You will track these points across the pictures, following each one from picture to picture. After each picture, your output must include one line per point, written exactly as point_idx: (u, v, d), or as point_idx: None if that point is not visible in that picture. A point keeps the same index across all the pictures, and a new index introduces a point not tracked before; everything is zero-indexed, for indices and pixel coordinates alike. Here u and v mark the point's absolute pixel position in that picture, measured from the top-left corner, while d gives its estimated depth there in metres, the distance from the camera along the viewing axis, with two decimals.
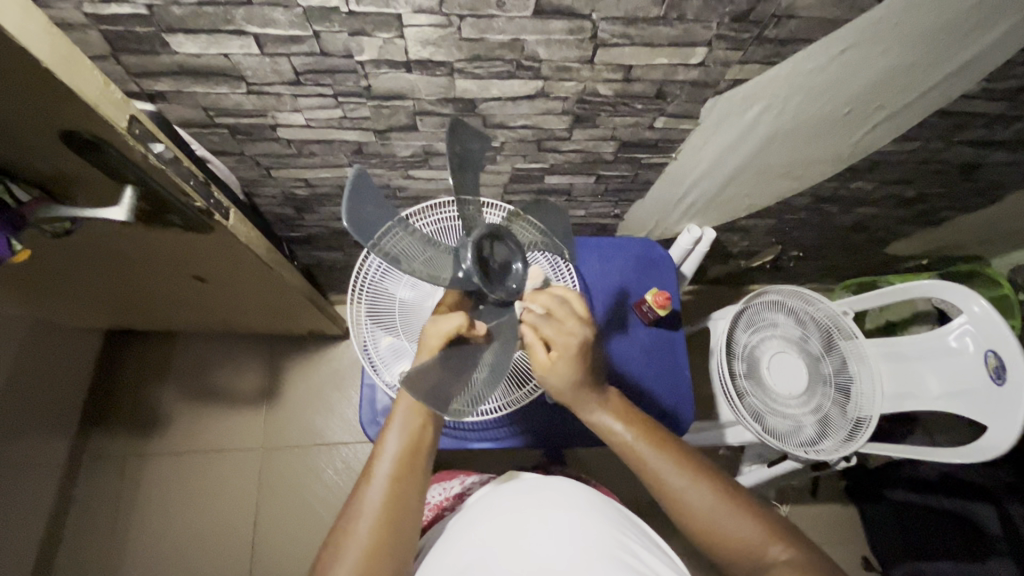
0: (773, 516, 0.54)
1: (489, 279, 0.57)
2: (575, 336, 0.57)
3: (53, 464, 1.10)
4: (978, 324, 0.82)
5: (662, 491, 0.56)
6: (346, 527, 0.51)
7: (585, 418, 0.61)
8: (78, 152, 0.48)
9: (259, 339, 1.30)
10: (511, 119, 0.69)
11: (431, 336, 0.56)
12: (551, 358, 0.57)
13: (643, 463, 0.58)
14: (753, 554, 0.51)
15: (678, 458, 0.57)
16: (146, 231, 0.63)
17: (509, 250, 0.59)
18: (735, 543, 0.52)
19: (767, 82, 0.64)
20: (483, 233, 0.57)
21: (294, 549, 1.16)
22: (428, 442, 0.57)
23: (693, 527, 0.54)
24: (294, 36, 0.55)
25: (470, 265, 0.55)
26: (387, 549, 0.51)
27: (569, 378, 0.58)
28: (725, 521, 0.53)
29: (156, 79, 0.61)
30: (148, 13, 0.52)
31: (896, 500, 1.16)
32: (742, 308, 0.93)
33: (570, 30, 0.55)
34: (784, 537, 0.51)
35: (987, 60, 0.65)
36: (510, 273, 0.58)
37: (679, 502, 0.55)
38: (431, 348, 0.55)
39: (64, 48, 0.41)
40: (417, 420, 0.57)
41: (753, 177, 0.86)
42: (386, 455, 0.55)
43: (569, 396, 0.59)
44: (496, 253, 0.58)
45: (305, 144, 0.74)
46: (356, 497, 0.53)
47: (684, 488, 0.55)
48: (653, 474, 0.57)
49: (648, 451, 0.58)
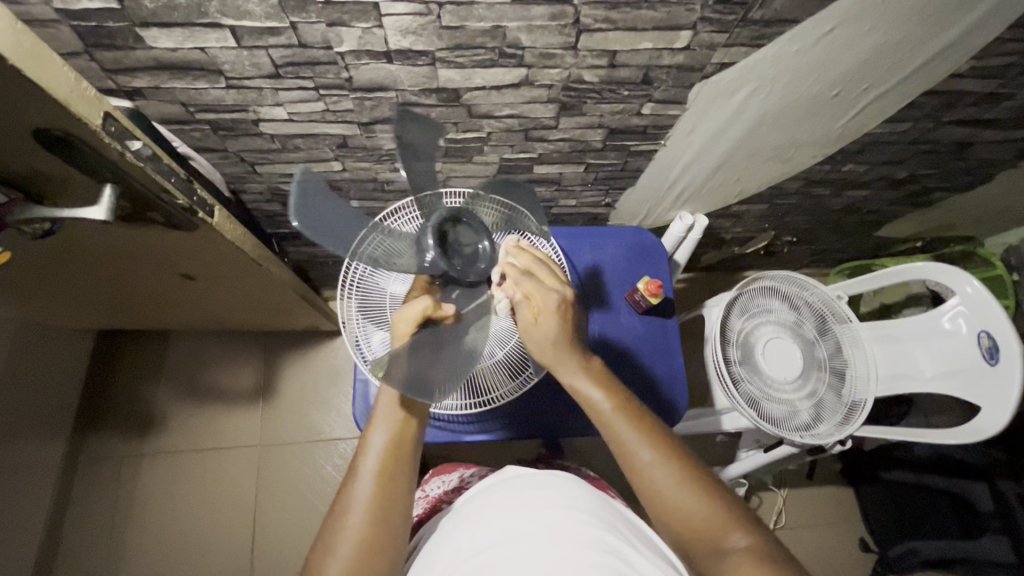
0: (738, 504, 0.53)
1: (454, 263, 0.56)
2: (555, 295, 0.57)
3: (49, 467, 1.10)
4: (971, 304, 0.82)
5: (630, 464, 0.55)
6: (337, 524, 0.51)
7: (562, 380, 0.58)
8: (54, 151, 0.47)
9: (253, 336, 1.29)
10: (496, 108, 0.68)
11: (401, 322, 0.55)
12: (533, 315, 0.57)
13: (618, 434, 0.56)
14: (712, 537, 0.50)
15: (653, 433, 0.56)
16: (129, 230, 0.62)
17: (473, 232, 0.58)
18: (695, 526, 0.51)
19: (753, 65, 0.63)
20: (443, 218, 0.57)
21: (294, 544, 1.16)
22: (414, 434, 0.57)
23: (654, 503, 0.53)
24: (271, 28, 0.54)
25: (432, 252, 0.55)
26: (379, 544, 0.50)
27: (551, 336, 0.57)
28: (689, 503, 0.52)
29: (133, 75, 0.60)
30: (120, 7, 0.51)
31: (890, 480, 1.17)
32: (737, 294, 0.93)
33: (552, 15, 0.54)
34: (746, 526, 0.50)
35: (977, 36, 0.64)
36: (477, 255, 0.57)
37: (644, 478, 0.54)
38: (404, 334, 0.55)
39: (30, 44, 0.40)
40: (401, 413, 0.57)
41: (742, 162, 0.85)
42: (373, 451, 0.55)
43: (548, 356, 0.58)
44: (460, 236, 0.57)
45: (289, 139, 0.73)
46: (344, 494, 0.53)
47: (653, 466, 0.53)
48: (624, 447, 0.55)
49: (623, 425, 0.56)
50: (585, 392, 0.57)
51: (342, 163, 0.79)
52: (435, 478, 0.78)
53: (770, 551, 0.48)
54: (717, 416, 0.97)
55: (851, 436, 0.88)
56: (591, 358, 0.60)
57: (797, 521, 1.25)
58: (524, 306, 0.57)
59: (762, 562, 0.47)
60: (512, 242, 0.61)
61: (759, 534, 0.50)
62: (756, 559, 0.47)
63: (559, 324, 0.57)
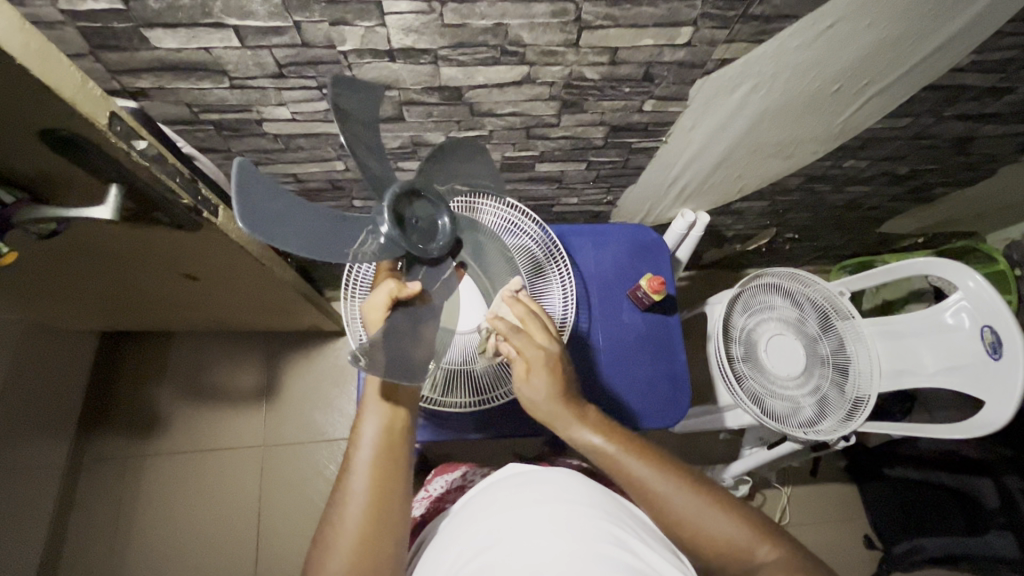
0: (758, 515, 0.53)
1: (413, 239, 0.54)
2: (545, 351, 0.60)
3: (53, 468, 1.11)
4: (974, 299, 0.82)
5: (649, 498, 0.55)
6: (336, 520, 0.51)
7: (565, 435, 0.60)
8: (60, 151, 0.48)
9: (256, 337, 1.29)
10: (497, 107, 0.68)
11: (372, 311, 0.54)
12: (526, 370, 0.59)
13: (630, 472, 0.56)
14: (742, 556, 0.51)
15: (664, 464, 0.56)
16: (134, 230, 0.63)
17: (429, 207, 0.56)
18: (723, 548, 0.51)
19: (754, 60, 0.64)
20: (397, 195, 0.53)
21: (297, 543, 1.16)
22: (404, 422, 0.57)
23: (679, 532, 0.53)
24: (275, 28, 0.54)
25: (389, 229, 0.53)
26: (379, 536, 0.51)
27: (543, 390, 0.59)
28: (714, 525, 0.52)
29: (138, 75, 0.60)
30: (125, 8, 0.51)
31: (894, 478, 1.18)
32: (738, 292, 0.93)
33: (554, 13, 0.54)
34: (771, 538, 0.51)
35: (976, 30, 0.64)
36: (435, 230, 0.56)
37: (666, 509, 0.54)
38: (377, 321, 0.54)
39: (38, 44, 0.40)
40: (388, 402, 0.57)
41: (743, 158, 0.85)
42: (365, 442, 0.55)
43: (545, 411, 0.60)
44: (416, 211, 0.55)
45: (292, 139, 0.73)
46: (340, 489, 0.53)
47: (672, 495, 0.54)
48: (639, 484, 0.55)
49: (633, 463, 0.56)
50: (589, 439, 0.58)
51: (345, 162, 0.80)
52: (439, 477, 0.78)
53: (801, 561, 0.49)
54: (720, 414, 0.97)
55: (856, 432, 0.88)
56: (587, 407, 0.61)
57: (801, 519, 1.25)
58: (518, 362, 0.60)
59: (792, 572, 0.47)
60: (509, 293, 0.63)
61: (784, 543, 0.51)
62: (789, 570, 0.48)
63: (549, 376, 0.59)
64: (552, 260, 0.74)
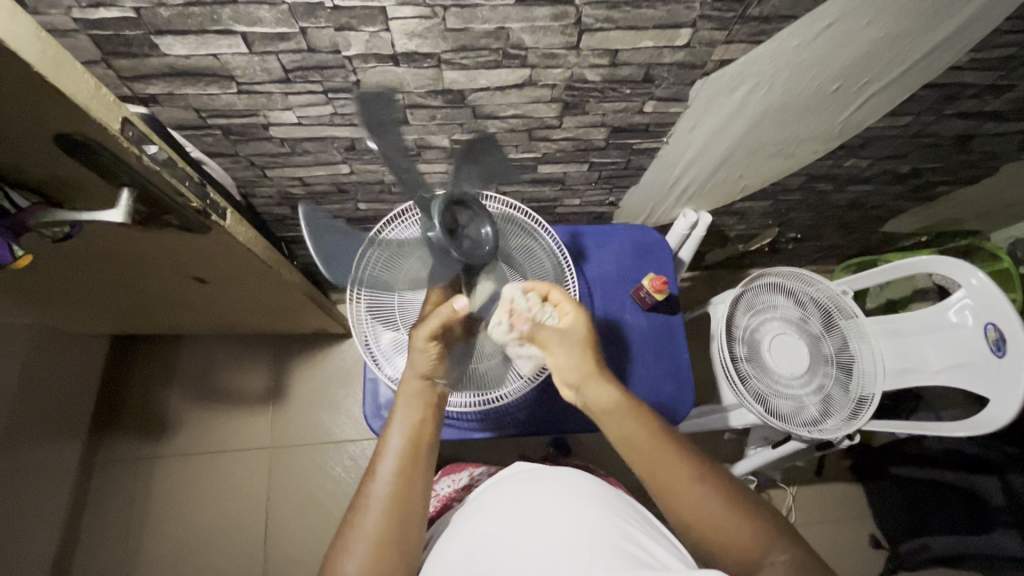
0: (777, 521, 0.53)
1: (462, 246, 0.57)
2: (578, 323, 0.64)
3: (66, 471, 1.12)
4: (977, 296, 0.83)
5: (667, 479, 0.55)
6: (356, 521, 0.52)
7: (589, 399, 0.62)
8: (75, 156, 0.49)
9: (263, 339, 1.31)
10: (500, 109, 0.69)
11: (416, 340, 0.60)
12: (558, 334, 0.63)
13: (651, 449, 0.57)
14: (753, 554, 0.50)
15: (688, 454, 0.57)
16: (144, 233, 0.64)
17: (477, 216, 0.59)
18: (734, 546, 0.51)
19: (753, 61, 0.64)
20: (448, 200, 0.57)
21: (305, 544, 1.17)
22: (431, 432, 0.59)
23: (694, 526, 0.53)
24: (281, 34, 0.55)
25: (442, 236, 0.56)
26: (396, 539, 0.51)
27: (567, 351, 0.63)
28: (728, 521, 0.52)
29: (148, 82, 0.61)
30: (136, 16, 0.52)
31: (899, 476, 1.18)
32: (741, 290, 0.93)
33: (555, 16, 0.55)
34: (786, 543, 0.50)
35: (974, 29, 0.65)
36: (480, 237, 0.59)
37: (682, 493, 0.54)
38: (423, 350, 0.60)
39: (54, 51, 0.41)
40: (417, 413, 0.59)
41: (745, 157, 0.86)
42: (392, 450, 0.56)
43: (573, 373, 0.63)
44: (462, 220, 0.58)
45: (299, 142, 0.74)
46: (363, 490, 0.54)
47: (689, 480, 0.54)
48: (659, 461, 0.56)
49: (656, 445, 0.57)
50: (608, 402, 0.61)
51: (350, 165, 0.81)
52: (446, 476, 0.79)
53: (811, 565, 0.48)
54: (724, 413, 0.97)
55: (860, 430, 0.88)
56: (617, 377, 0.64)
57: (807, 519, 1.25)
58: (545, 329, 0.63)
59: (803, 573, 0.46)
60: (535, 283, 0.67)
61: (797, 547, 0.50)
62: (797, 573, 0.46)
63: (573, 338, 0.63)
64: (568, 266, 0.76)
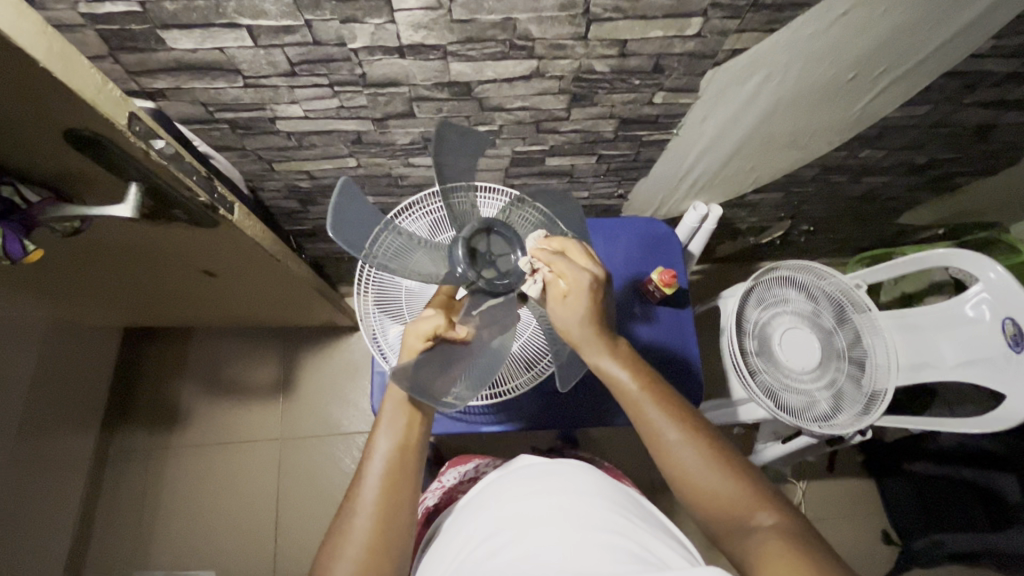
0: (768, 485, 0.52)
1: (486, 274, 0.58)
2: (587, 275, 0.55)
3: (80, 462, 1.14)
4: (995, 290, 0.81)
5: (658, 445, 0.54)
6: (344, 529, 0.52)
7: (588, 361, 0.57)
8: (83, 152, 0.49)
9: (273, 331, 1.31)
10: (508, 101, 0.69)
11: (411, 337, 0.58)
12: (562, 294, 0.55)
13: (644, 416, 0.55)
14: (740, 516, 0.49)
15: (682, 417, 0.54)
16: (154, 227, 0.64)
17: (506, 243, 0.60)
18: (722, 507, 0.50)
19: (766, 50, 0.63)
20: (475, 229, 0.59)
21: (315, 533, 1.19)
22: (419, 438, 0.58)
23: (683, 484, 0.52)
24: (286, 27, 0.55)
25: (462, 264, 0.58)
26: (385, 545, 0.51)
27: (579, 316, 0.55)
28: (717, 483, 0.51)
29: (155, 76, 0.61)
30: (142, 10, 0.52)
31: (913, 473, 1.17)
32: (753, 284, 0.92)
33: (562, 6, 0.54)
34: (773, 505, 0.49)
35: (994, 18, 0.63)
36: (506, 266, 0.59)
37: (672, 458, 0.53)
38: (414, 350, 0.58)
39: (60, 47, 0.41)
40: (403, 418, 0.58)
41: (757, 148, 0.84)
42: (378, 456, 0.55)
43: (575, 336, 0.56)
44: (491, 247, 0.59)
45: (306, 136, 0.74)
46: (351, 498, 0.54)
47: (681, 446, 0.53)
48: (651, 427, 0.54)
49: (648, 402, 0.55)
50: (611, 370, 0.56)
51: (357, 159, 0.81)
52: (452, 468, 0.79)
53: (801, 529, 0.47)
54: (734, 407, 0.97)
55: (871, 426, 0.87)
56: (617, 339, 0.58)
57: (816, 514, 1.24)
58: (554, 286, 0.55)
59: (793, 537, 0.46)
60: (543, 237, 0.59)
61: (789, 512, 0.49)
62: (785, 537, 0.46)
63: (589, 304, 0.55)
64: None
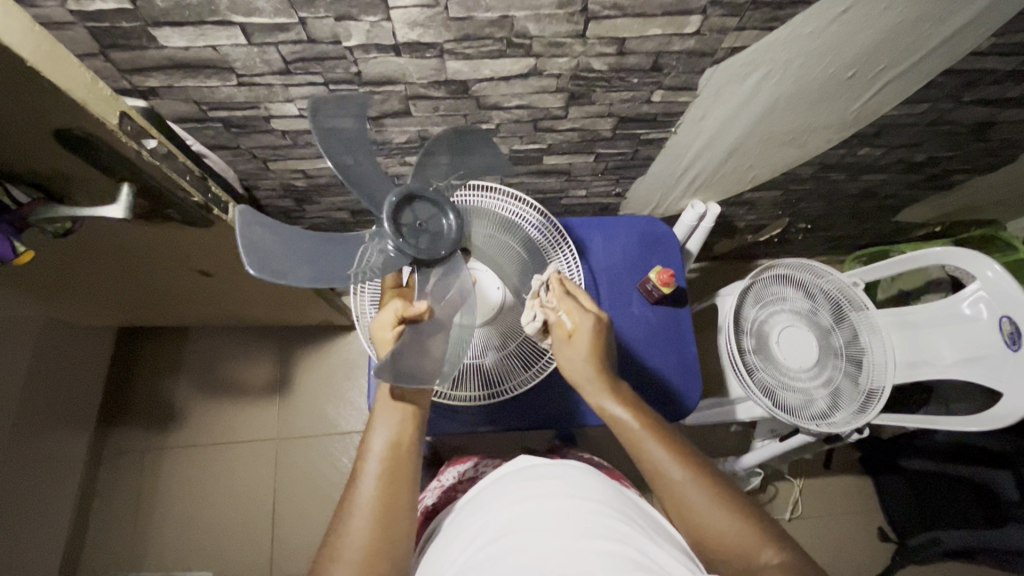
0: (772, 525, 0.51)
1: (418, 243, 0.56)
2: (589, 318, 0.60)
3: (76, 462, 1.13)
4: (992, 289, 0.81)
5: (661, 484, 0.54)
6: (341, 532, 0.51)
7: (592, 403, 0.59)
8: (73, 152, 0.49)
9: (268, 330, 1.31)
10: (505, 99, 0.68)
11: (379, 331, 0.57)
12: (568, 333, 0.60)
13: (645, 453, 0.55)
14: (747, 555, 0.49)
15: (683, 454, 0.55)
16: (147, 227, 0.63)
17: (431, 207, 0.58)
18: (726, 545, 0.50)
19: (765, 47, 0.63)
20: (395, 200, 0.57)
21: (313, 533, 1.18)
22: (411, 438, 0.57)
23: (686, 521, 0.52)
24: (281, 24, 0.54)
25: (390, 237, 0.56)
26: (383, 549, 0.50)
27: (581, 353, 0.59)
28: (722, 520, 0.51)
29: (147, 74, 0.61)
30: (133, 7, 0.51)
31: (911, 470, 1.16)
32: (751, 282, 0.91)
33: (560, 4, 0.54)
34: (778, 544, 0.49)
35: (993, 16, 0.63)
36: (439, 230, 0.58)
37: (677, 496, 0.53)
38: (386, 341, 0.56)
39: (48, 46, 0.40)
40: (397, 416, 0.57)
41: (757, 146, 0.84)
42: (372, 455, 0.55)
43: (578, 374, 0.59)
44: (417, 215, 0.58)
45: (301, 135, 0.74)
46: (347, 500, 0.53)
47: (684, 484, 0.53)
48: (654, 465, 0.55)
49: (649, 439, 0.56)
50: (612, 410, 0.58)
51: None
52: (451, 467, 0.79)
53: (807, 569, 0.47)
54: (732, 405, 0.96)
55: (869, 425, 0.86)
56: (619, 383, 0.60)
57: (813, 511, 1.25)
58: (561, 325, 0.60)
59: None
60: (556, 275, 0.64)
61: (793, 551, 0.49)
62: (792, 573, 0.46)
63: (591, 344, 0.59)
64: (557, 246, 0.73)
